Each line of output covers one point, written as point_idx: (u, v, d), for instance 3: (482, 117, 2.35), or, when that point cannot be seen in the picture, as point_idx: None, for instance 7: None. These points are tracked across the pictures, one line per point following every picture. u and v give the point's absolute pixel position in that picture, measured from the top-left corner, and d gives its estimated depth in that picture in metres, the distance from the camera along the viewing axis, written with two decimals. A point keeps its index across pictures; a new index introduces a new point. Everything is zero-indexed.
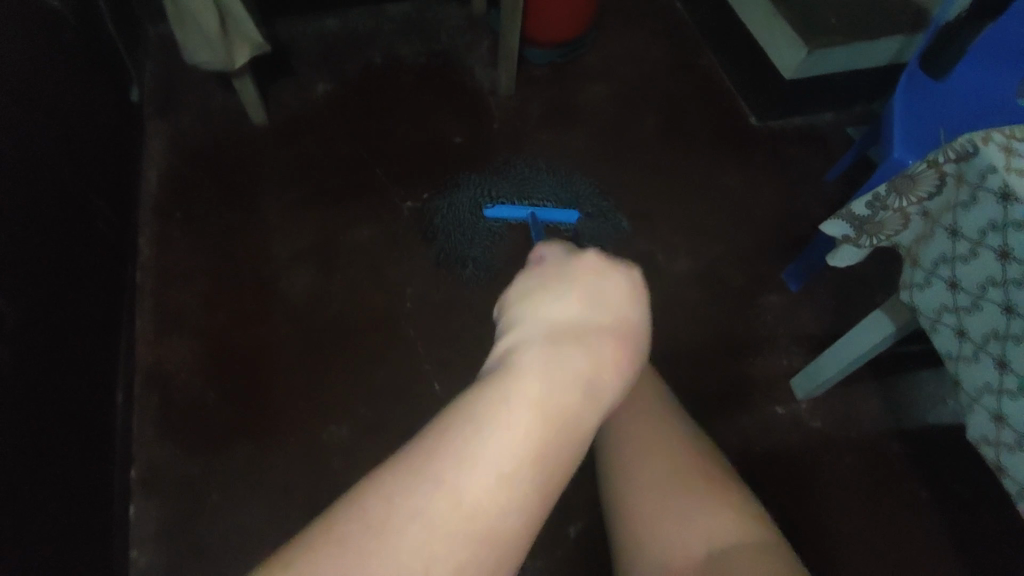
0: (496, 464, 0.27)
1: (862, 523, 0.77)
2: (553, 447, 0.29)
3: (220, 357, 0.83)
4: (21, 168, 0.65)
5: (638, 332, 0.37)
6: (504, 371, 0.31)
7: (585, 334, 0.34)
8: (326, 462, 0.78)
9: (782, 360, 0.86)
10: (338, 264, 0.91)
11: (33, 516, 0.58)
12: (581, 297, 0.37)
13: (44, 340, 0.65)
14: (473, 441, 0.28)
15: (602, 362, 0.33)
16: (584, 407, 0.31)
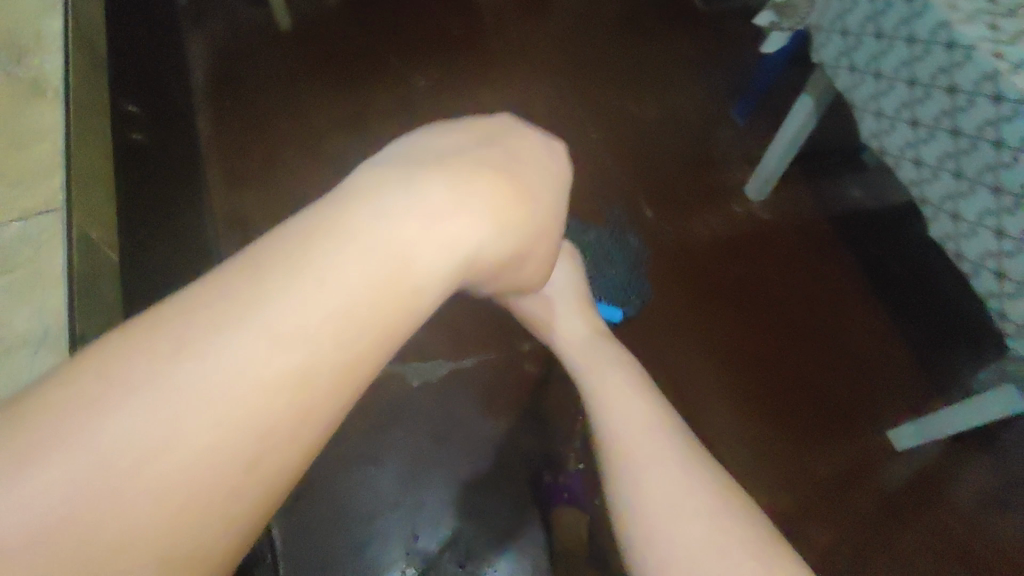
0: (300, 302, 0.26)
1: (806, 276, 0.99)
2: (383, 303, 0.28)
3: (282, 203, 1.01)
4: (131, 29, 0.81)
5: (536, 179, 0.38)
6: (350, 200, 0.30)
7: (460, 169, 0.34)
8: None
9: (736, 172, 1.07)
10: (368, 129, 1.10)
11: (186, 277, 0.75)
12: (471, 142, 0.37)
13: (166, 163, 0.82)
14: (280, 282, 0.26)
15: (471, 202, 0.33)
16: (441, 243, 0.31)
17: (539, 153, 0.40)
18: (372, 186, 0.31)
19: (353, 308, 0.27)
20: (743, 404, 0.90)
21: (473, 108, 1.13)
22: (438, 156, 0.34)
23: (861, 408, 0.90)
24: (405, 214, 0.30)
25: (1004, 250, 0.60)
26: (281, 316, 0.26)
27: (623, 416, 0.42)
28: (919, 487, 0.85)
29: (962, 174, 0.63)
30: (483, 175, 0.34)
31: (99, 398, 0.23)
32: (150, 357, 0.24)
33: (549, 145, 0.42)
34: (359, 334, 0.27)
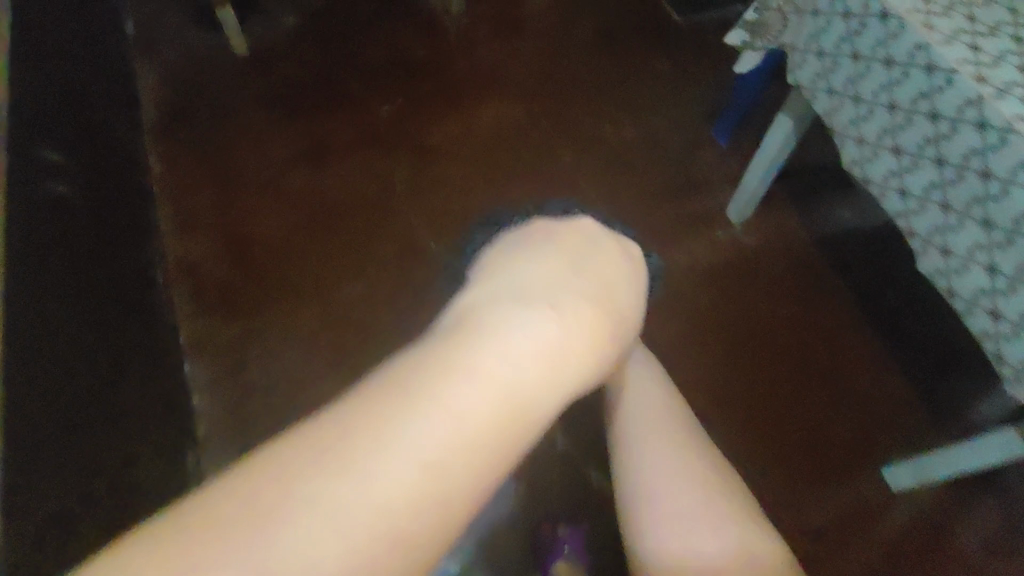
0: (438, 432, 0.28)
1: (794, 301, 0.94)
2: (504, 427, 0.30)
3: (239, 246, 0.96)
4: (63, 69, 0.75)
5: (623, 293, 0.41)
6: (471, 329, 0.33)
7: (563, 300, 0.36)
8: (345, 315, 0.92)
9: (717, 196, 1.03)
10: (331, 162, 1.05)
11: (127, 335, 0.70)
12: (567, 262, 0.40)
13: (103, 210, 0.76)
14: (420, 412, 0.29)
15: (572, 328, 0.35)
16: (546, 371, 0.33)
17: (621, 264, 0.43)
18: (490, 317, 0.34)
19: (482, 430, 0.29)
20: (732, 447, 0.84)
21: (440, 135, 1.08)
22: (540, 284, 0.37)
23: (857, 446, 0.84)
24: (526, 340, 0.33)
25: (999, 287, 0.56)
26: (420, 449, 0.28)
27: (640, 402, 0.49)
28: (922, 533, 0.79)
29: (950, 206, 0.58)
30: (580, 305, 0.36)
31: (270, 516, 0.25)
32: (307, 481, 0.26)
33: (627, 249, 0.45)
34: (478, 465, 0.29)
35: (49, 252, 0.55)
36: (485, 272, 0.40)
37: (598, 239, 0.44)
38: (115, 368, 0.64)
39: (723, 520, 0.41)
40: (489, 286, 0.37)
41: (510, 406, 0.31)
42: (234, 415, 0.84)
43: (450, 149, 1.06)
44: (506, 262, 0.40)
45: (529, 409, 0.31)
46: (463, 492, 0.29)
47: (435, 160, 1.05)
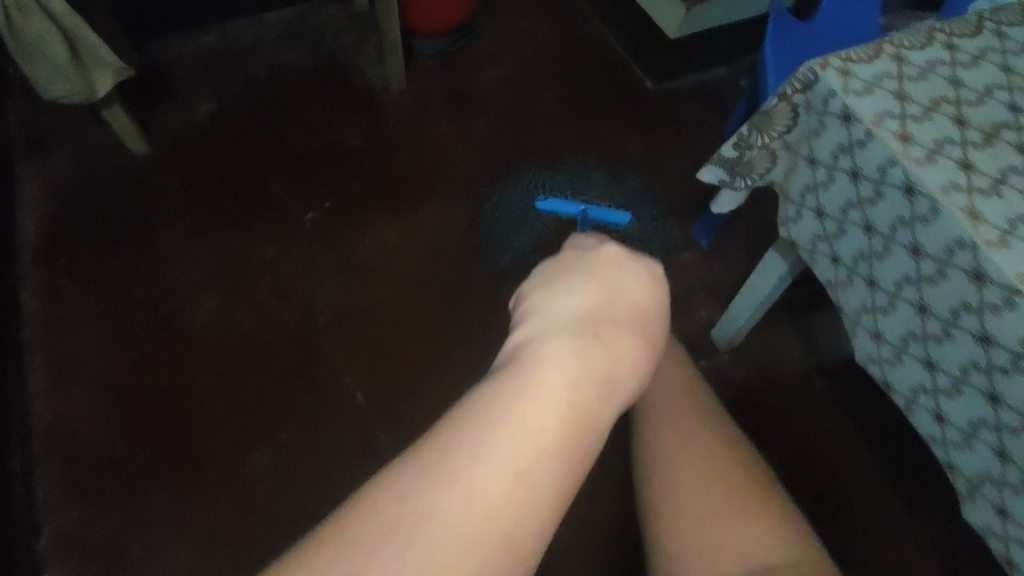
0: (513, 454, 0.25)
1: (793, 453, 0.79)
2: (572, 450, 0.26)
3: (127, 403, 0.79)
4: None
5: (656, 320, 0.34)
6: (519, 364, 0.28)
7: (607, 328, 0.31)
8: (251, 493, 0.76)
9: (700, 314, 0.87)
10: (244, 286, 0.88)
11: None
12: (601, 290, 0.33)
13: None
14: (490, 437, 0.25)
15: (621, 353, 0.30)
16: (599, 404, 0.28)
17: (654, 296, 0.36)
18: (535, 350, 0.29)
19: (547, 458, 0.26)
20: None
21: (375, 246, 0.92)
22: (580, 314, 0.31)
23: None
24: (573, 360, 0.28)
25: None
26: (494, 478, 0.25)
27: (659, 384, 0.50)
28: None
29: (1011, 459, 0.42)
30: (621, 332, 0.31)
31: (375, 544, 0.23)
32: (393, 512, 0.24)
33: (651, 273, 0.37)
34: (552, 490, 0.26)
35: None
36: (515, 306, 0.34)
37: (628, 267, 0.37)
38: None
39: (744, 518, 0.41)
40: (531, 319, 0.31)
41: (574, 430, 0.27)
42: None
43: (386, 263, 0.91)
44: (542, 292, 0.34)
45: (592, 436, 0.27)
46: (547, 510, 0.25)
47: (368, 278, 0.90)
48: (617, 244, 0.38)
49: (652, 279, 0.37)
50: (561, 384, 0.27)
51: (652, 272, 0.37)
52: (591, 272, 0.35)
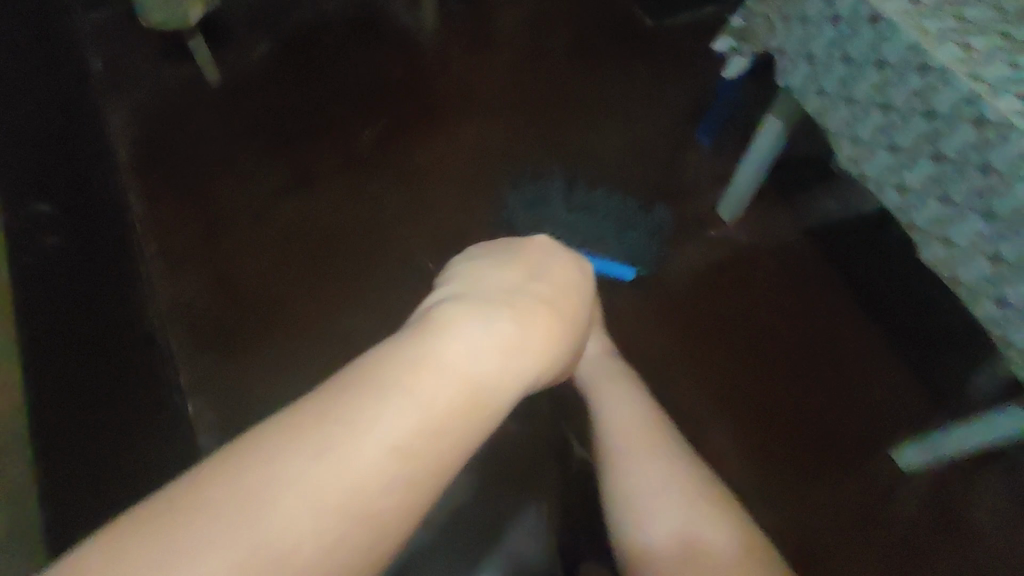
0: (415, 412, 0.29)
1: (788, 297, 0.95)
2: (472, 408, 0.31)
3: (232, 280, 0.94)
4: (53, 121, 0.73)
5: (577, 294, 0.42)
6: (433, 324, 0.33)
7: (519, 298, 0.37)
8: (345, 343, 0.90)
9: (707, 196, 1.03)
10: (317, 187, 1.02)
11: (133, 390, 0.67)
12: (529, 269, 0.40)
13: (102, 262, 0.73)
14: (358, 433, 0.28)
15: (530, 330, 0.36)
16: (507, 363, 0.33)
17: (579, 277, 0.44)
18: (447, 314, 0.34)
19: (438, 429, 0.30)
20: (744, 448, 0.85)
21: (423, 155, 1.06)
22: (502, 285, 0.38)
23: (859, 435, 0.86)
24: (466, 351, 0.32)
25: (1007, 276, 0.57)
26: (391, 431, 0.28)
27: (629, 413, 0.47)
28: (932, 515, 0.81)
29: (952, 199, 0.60)
30: (543, 308, 0.38)
31: (274, 485, 0.26)
32: (291, 459, 0.27)
33: (581, 264, 0.45)
34: (450, 448, 0.30)
35: (72, 327, 0.54)
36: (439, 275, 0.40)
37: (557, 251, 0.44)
38: (125, 429, 0.61)
39: (715, 542, 0.39)
40: (453, 283, 0.38)
41: (475, 395, 0.31)
42: None
43: (435, 167, 1.05)
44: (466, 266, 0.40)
45: (488, 402, 0.32)
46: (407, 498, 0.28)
47: (421, 179, 1.04)
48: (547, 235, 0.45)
49: (579, 265, 0.44)
50: (455, 361, 0.32)
51: (580, 260, 0.45)
52: (528, 250, 0.42)
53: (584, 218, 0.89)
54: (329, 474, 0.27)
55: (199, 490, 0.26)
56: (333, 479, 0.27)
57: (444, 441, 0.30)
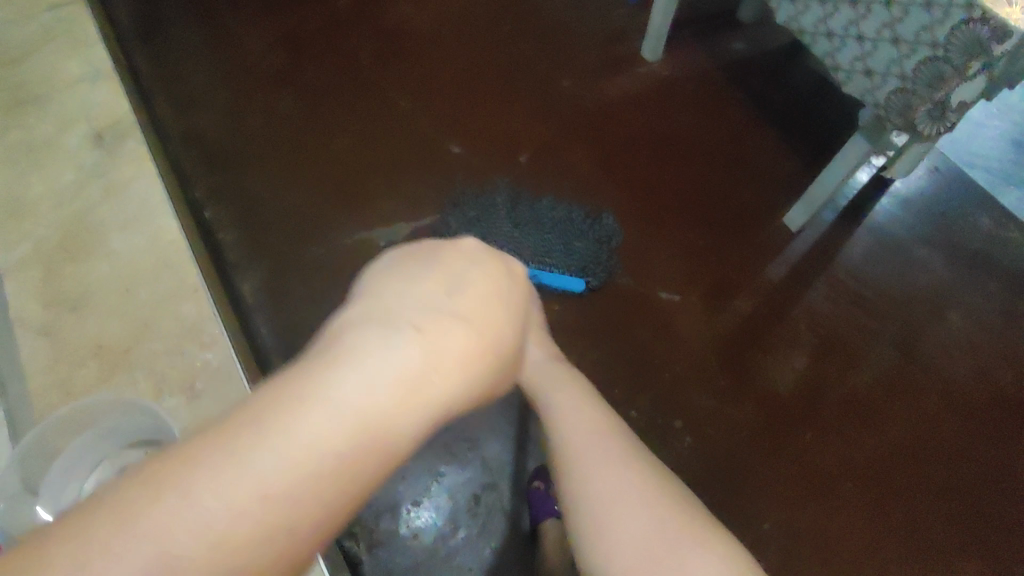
0: (332, 432, 0.35)
1: (702, 112, 1.15)
2: (376, 433, 0.37)
3: (231, 116, 1.08)
4: None
5: (492, 304, 0.53)
6: (361, 337, 0.41)
7: (430, 319, 0.46)
8: (335, 158, 1.06)
9: (632, 41, 1.22)
10: (300, 42, 1.17)
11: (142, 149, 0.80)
12: (446, 282, 0.51)
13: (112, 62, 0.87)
14: (292, 431, 0.34)
15: (437, 350, 0.44)
16: (413, 390, 0.40)
17: (496, 282, 0.56)
18: (363, 339, 0.41)
19: (353, 436, 0.36)
20: (672, 222, 1.05)
21: (389, 16, 1.22)
22: (422, 303, 0.48)
23: (763, 206, 1.07)
24: (390, 362, 0.40)
25: (829, 12, 0.78)
26: (304, 446, 0.34)
27: (582, 436, 0.54)
28: (818, 256, 1.02)
29: None
30: (456, 329, 0.47)
31: (196, 485, 0.31)
32: (205, 470, 0.32)
33: (503, 274, 0.58)
34: (346, 483, 0.35)
35: None
36: (373, 289, 0.49)
37: (480, 261, 0.57)
38: None
39: (686, 527, 0.45)
40: (375, 299, 0.47)
41: (375, 435, 0.37)
42: (254, 245, 0.96)
43: (400, 24, 1.21)
44: (398, 286, 0.49)
45: (385, 440, 0.38)
46: (332, 502, 0.35)
47: (389, 34, 1.19)
48: (477, 244, 0.59)
49: (496, 273, 0.57)
50: (372, 374, 0.39)
51: (498, 268, 0.58)
52: (444, 265, 0.54)
53: (528, 238, 0.93)
54: (255, 477, 0.32)
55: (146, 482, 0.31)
56: (265, 473, 0.33)
57: (360, 443, 0.36)
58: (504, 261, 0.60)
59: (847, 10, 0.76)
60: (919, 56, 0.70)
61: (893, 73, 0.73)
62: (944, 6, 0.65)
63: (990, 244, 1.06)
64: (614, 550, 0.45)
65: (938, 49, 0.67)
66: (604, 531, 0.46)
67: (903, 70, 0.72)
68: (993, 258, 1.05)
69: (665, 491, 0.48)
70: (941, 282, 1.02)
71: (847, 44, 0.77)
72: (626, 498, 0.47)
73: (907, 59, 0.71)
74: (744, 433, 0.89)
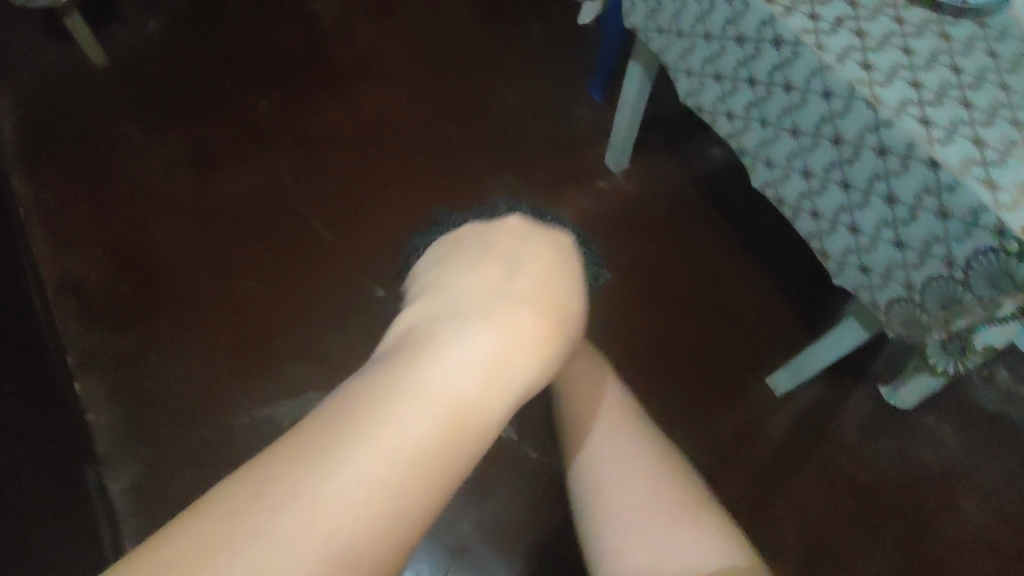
0: (388, 452, 0.33)
1: (676, 238, 1.00)
2: (452, 436, 0.35)
3: (122, 255, 0.93)
4: None
5: (558, 284, 0.43)
6: (433, 336, 0.38)
7: (496, 309, 0.40)
8: (241, 306, 0.91)
9: (597, 149, 1.07)
10: (213, 158, 1.02)
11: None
12: (502, 269, 0.43)
13: None
14: (351, 454, 0.32)
15: (512, 327, 0.39)
16: (489, 385, 0.36)
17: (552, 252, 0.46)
18: (435, 326, 0.39)
19: (425, 449, 0.34)
20: (638, 382, 0.89)
21: (321, 121, 1.06)
22: (481, 293, 0.41)
23: (742, 360, 0.91)
24: (460, 360, 0.37)
25: (813, 189, 0.63)
26: (357, 475, 0.32)
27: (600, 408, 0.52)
28: (806, 429, 0.87)
29: (766, 121, 0.65)
30: (518, 311, 0.40)
31: (270, 507, 0.30)
32: (272, 492, 0.31)
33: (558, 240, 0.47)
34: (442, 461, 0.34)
35: None
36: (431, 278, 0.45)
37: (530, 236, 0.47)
38: None
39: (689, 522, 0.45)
40: (429, 292, 0.43)
41: (458, 411, 0.35)
42: (133, 427, 0.82)
43: (332, 133, 1.05)
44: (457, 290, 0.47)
45: (475, 416, 0.36)
46: (408, 506, 0.32)
47: (318, 145, 1.04)
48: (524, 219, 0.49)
49: (554, 244, 0.46)
50: (443, 378, 0.36)
51: (555, 241, 0.47)
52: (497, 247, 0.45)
53: None
54: (328, 492, 0.31)
55: (229, 496, 0.31)
56: (329, 494, 0.31)
57: (435, 449, 0.34)
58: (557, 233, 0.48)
59: (836, 193, 0.61)
60: (929, 267, 0.55)
61: (896, 277, 0.58)
62: (961, 221, 0.50)
63: (1006, 405, 0.91)
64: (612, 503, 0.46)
65: (955, 269, 0.52)
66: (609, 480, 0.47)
67: (909, 277, 0.57)
68: (1011, 423, 0.90)
69: (681, 476, 0.48)
70: (949, 456, 0.87)
71: (840, 232, 0.62)
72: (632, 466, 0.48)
73: (913, 267, 0.56)
74: None
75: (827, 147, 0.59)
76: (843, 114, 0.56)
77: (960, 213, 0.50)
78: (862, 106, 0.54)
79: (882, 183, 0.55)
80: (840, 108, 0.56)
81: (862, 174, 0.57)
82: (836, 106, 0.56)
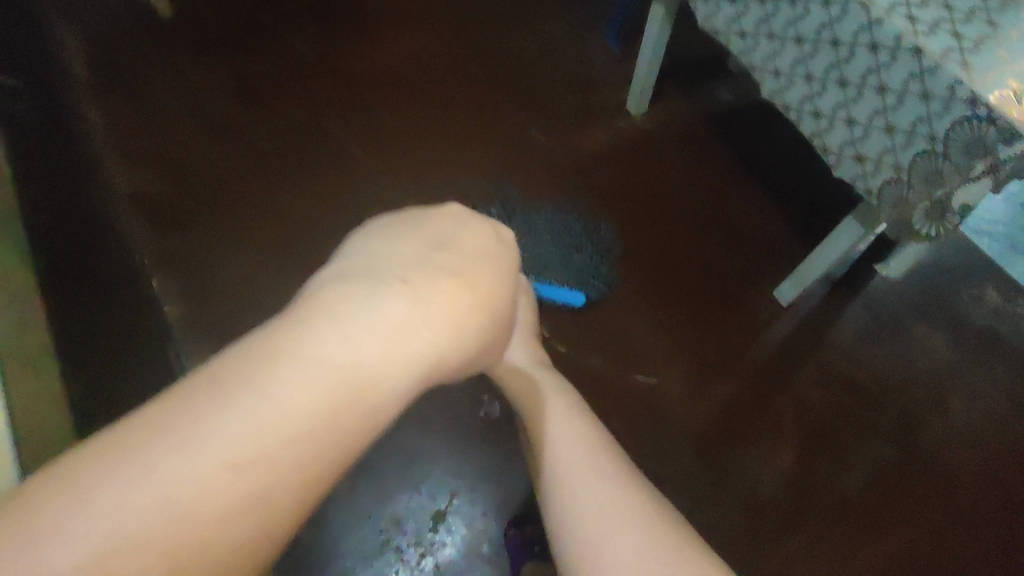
0: (266, 412, 0.30)
1: (687, 171, 1.08)
2: (342, 407, 0.32)
3: (185, 176, 1.03)
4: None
5: (482, 267, 0.45)
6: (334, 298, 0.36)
7: (414, 273, 0.40)
8: (293, 220, 1.00)
9: (616, 93, 1.16)
10: (264, 95, 1.11)
11: (85, 249, 0.75)
12: (425, 243, 0.44)
13: (59, 147, 0.84)
14: (225, 416, 0.30)
15: (421, 296, 0.38)
16: (395, 342, 0.35)
17: (485, 241, 0.48)
18: (334, 293, 0.36)
19: (310, 416, 0.31)
20: (653, 293, 0.98)
21: (361, 64, 1.16)
22: (398, 259, 0.41)
23: (748, 276, 1.00)
24: (365, 319, 0.35)
25: (816, 92, 0.72)
26: (226, 443, 0.29)
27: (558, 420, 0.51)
28: (807, 335, 0.95)
29: (773, 34, 0.74)
30: (436, 281, 0.40)
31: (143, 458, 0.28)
32: (148, 442, 0.29)
33: (497, 232, 0.51)
34: (402, 366, 0.35)
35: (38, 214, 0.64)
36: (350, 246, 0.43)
37: (464, 222, 0.49)
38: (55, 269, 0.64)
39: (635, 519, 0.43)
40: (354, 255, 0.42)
41: (354, 372, 0.33)
42: (201, 319, 0.91)
43: (371, 75, 1.15)
44: (367, 284, 0.37)
45: (401, 347, 0.35)
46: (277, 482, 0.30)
47: (358, 85, 1.14)
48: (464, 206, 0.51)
49: (491, 233, 0.50)
50: (341, 342, 0.33)
51: (494, 232, 0.50)
52: (427, 224, 0.46)
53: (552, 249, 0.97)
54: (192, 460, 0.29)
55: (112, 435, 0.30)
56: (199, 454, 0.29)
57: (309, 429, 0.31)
58: (500, 229, 0.52)
59: (835, 92, 0.69)
60: (914, 147, 0.63)
61: (887, 161, 0.67)
62: (942, 99, 0.58)
63: (993, 320, 0.98)
64: (568, 499, 0.45)
65: (936, 144, 0.61)
66: (560, 474, 0.47)
67: (898, 159, 0.65)
68: (996, 334, 0.97)
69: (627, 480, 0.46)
70: (939, 363, 0.94)
71: (838, 128, 0.71)
72: (581, 458, 0.47)
73: (902, 149, 0.65)
74: (719, 537, 0.82)
75: (826, 50, 0.68)
76: (839, 17, 0.64)
77: (941, 93, 0.58)
78: (856, 8, 0.62)
79: (874, 76, 0.64)
80: (837, 12, 0.64)
81: (857, 70, 0.65)
82: (834, 11, 0.64)
